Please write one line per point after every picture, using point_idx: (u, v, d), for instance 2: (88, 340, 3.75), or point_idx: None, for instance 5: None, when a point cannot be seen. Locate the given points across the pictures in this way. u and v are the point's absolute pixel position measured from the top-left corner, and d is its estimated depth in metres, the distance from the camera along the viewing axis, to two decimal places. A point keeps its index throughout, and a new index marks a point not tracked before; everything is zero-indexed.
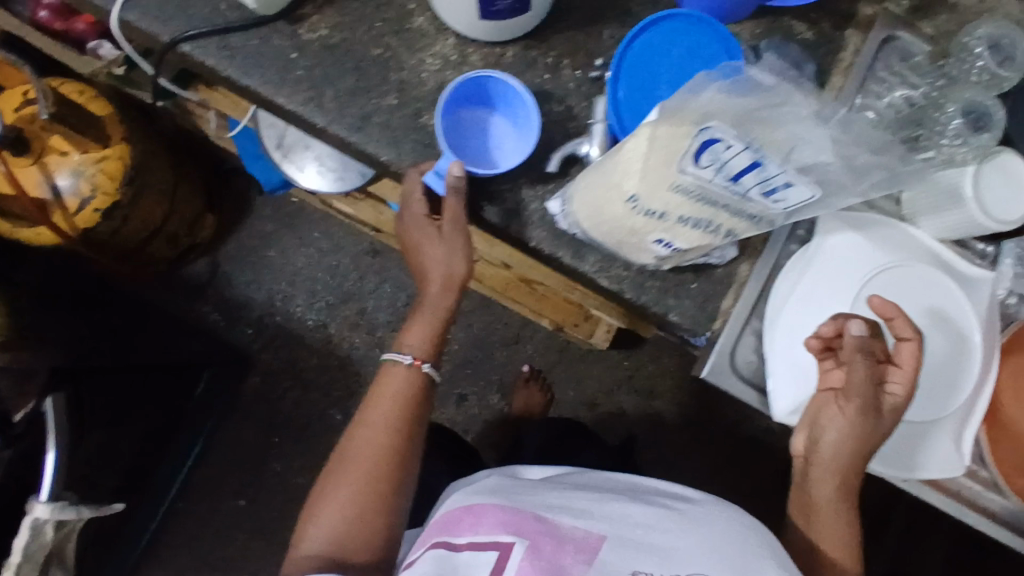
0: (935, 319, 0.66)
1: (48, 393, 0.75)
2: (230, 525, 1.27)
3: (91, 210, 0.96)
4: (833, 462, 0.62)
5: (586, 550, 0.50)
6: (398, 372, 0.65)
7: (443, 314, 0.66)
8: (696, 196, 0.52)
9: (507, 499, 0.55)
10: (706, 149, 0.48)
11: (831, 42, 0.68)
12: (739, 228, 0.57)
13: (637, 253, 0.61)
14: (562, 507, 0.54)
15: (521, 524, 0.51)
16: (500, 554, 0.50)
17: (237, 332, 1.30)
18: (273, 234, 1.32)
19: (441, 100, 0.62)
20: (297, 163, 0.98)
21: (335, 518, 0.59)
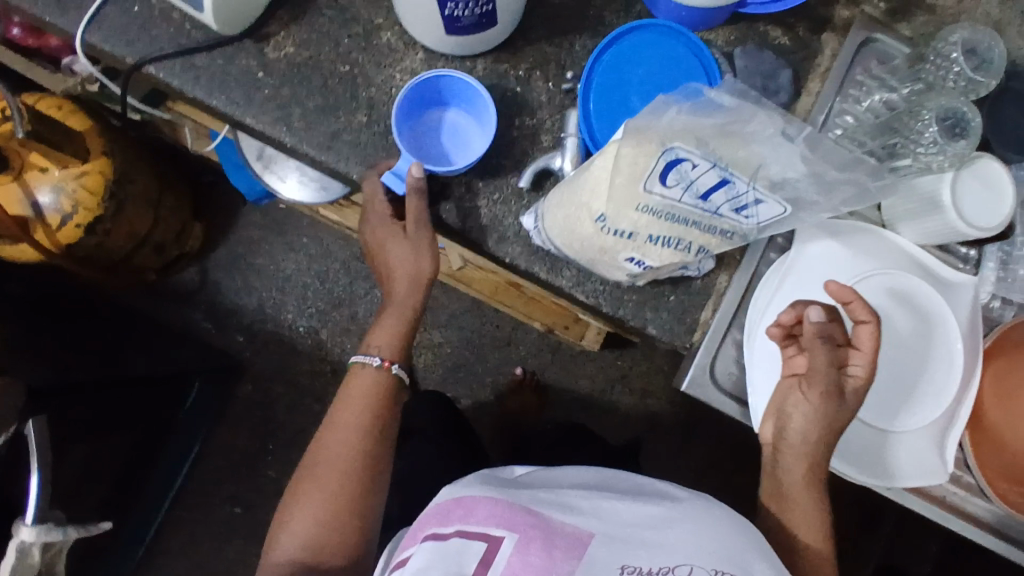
0: (911, 325, 0.66)
1: (31, 415, 0.73)
2: (227, 532, 1.27)
3: (73, 226, 0.96)
4: (802, 449, 0.61)
5: (576, 547, 0.47)
6: (366, 376, 0.65)
7: (410, 314, 0.65)
8: (667, 215, 0.53)
9: (497, 492, 0.52)
10: (672, 168, 0.52)
11: (807, 47, 0.70)
12: (714, 245, 0.57)
13: (609, 271, 0.59)
14: (553, 501, 0.51)
15: (512, 518, 0.49)
16: (489, 546, 0.47)
17: (229, 339, 1.30)
18: (261, 241, 1.31)
19: (396, 104, 0.62)
20: (279, 173, 0.97)
21: (306, 526, 0.61)
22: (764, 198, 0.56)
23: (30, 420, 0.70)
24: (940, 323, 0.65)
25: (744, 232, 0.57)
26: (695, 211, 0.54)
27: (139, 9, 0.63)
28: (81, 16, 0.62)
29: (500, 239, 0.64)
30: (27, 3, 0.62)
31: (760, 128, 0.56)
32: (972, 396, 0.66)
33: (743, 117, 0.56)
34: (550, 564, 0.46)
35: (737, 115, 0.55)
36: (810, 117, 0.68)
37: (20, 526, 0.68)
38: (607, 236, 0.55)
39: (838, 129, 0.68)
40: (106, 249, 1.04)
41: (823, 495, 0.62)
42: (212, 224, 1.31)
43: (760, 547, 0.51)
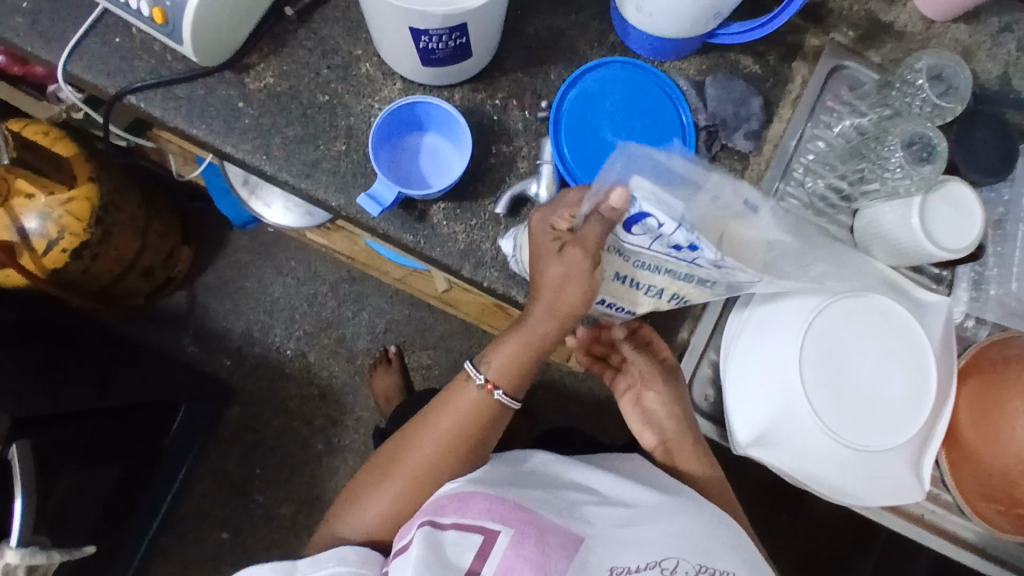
0: (880, 345, 0.66)
1: (12, 440, 0.74)
2: (213, 558, 1.26)
3: (60, 250, 0.97)
4: (674, 431, 0.69)
5: (567, 546, 0.53)
6: (470, 390, 0.65)
7: (538, 342, 0.61)
8: (654, 267, 0.56)
9: (494, 489, 0.59)
10: (637, 222, 0.53)
11: (778, 74, 0.71)
12: (692, 293, 0.59)
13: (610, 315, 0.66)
14: (548, 504, 0.58)
15: (506, 513, 0.55)
16: (485, 538, 0.54)
17: (217, 362, 1.30)
18: (250, 264, 1.33)
19: (371, 133, 0.63)
20: (264, 200, 0.98)
21: (372, 507, 0.65)
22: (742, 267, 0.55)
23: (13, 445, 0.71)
24: (912, 342, 0.66)
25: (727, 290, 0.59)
26: (669, 261, 0.55)
27: (120, 40, 0.64)
28: (63, 47, 0.64)
29: (476, 265, 0.64)
30: (10, 35, 0.64)
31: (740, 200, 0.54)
32: (948, 418, 0.67)
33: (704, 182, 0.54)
34: (543, 559, 0.52)
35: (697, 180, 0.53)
36: (782, 142, 0.70)
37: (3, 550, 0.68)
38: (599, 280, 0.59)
39: (810, 154, 0.71)
40: (93, 275, 1.05)
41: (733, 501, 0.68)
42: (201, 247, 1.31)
43: (741, 543, 0.57)
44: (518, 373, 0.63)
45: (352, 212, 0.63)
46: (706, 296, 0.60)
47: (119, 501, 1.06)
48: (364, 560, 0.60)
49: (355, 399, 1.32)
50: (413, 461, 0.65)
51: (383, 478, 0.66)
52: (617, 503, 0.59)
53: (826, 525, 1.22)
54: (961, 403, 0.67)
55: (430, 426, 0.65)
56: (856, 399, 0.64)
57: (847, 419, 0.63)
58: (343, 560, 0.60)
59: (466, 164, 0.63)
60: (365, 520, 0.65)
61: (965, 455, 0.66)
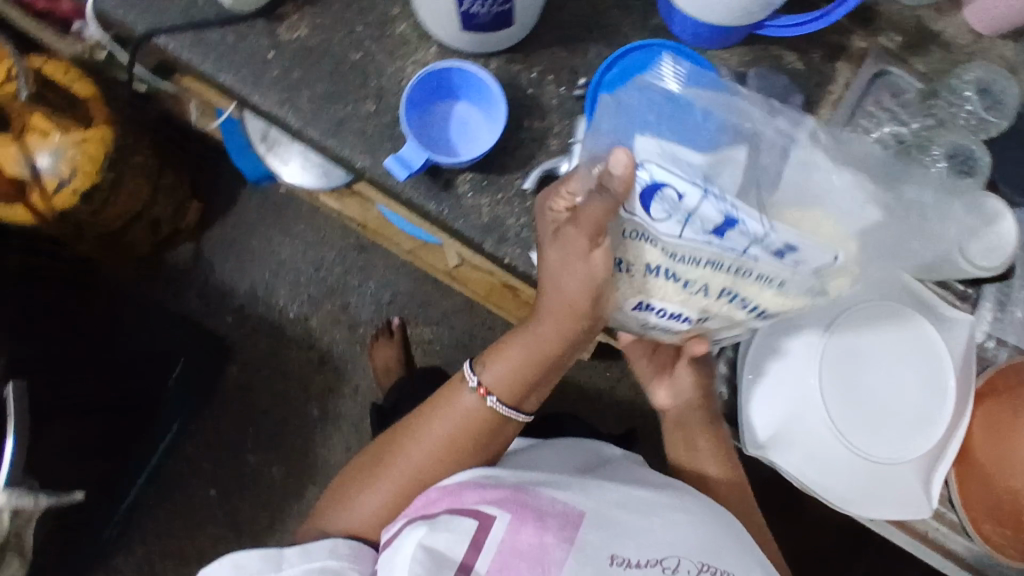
0: (898, 355, 0.66)
1: (9, 378, 0.73)
2: (200, 514, 1.26)
3: (70, 191, 0.95)
4: (691, 416, 0.68)
5: (566, 528, 0.53)
6: (468, 399, 0.64)
7: (545, 355, 0.61)
8: (704, 260, 0.53)
9: (494, 478, 0.59)
10: (655, 197, 0.51)
11: (822, 74, 0.69)
12: (749, 290, 0.55)
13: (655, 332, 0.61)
14: (550, 487, 0.57)
15: (502, 500, 0.55)
16: (481, 524, 0.53)
17: (218, 319, 1.29)
18: (260, 223, 1.31)
19: (403, 96, 0.61)
20: (282, 157, 0.96)
21: (361, 506, 0.65)
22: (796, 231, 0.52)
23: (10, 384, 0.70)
24: (932, 353, 0.65)
25: (797, 284, 0.55)
26: (708, 247, 0.52)
27: None
28: None
29: (499, 240, 0.62)
30: None
31: (755, 155, 0.55)
32: (961, 437, 0.66)
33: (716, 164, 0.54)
34: (541, 547, 0.51)
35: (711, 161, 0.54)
36: None
37: None
38: (630, 273, 0.55)
39: None
40: (102, 221, 1.03)
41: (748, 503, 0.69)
42: (210, 202, 1.30)
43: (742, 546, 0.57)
44: (521, 387, 0.63)
45: (376, 174, 0.62)
46: (765, 294, 0.55)
47: (111, 452, 1.05)
48: (353, 555, 0.62)
49: (354, 367, 1.31)
50: (407, 465, 0.65)
51: (375, 478, 0.65)
52: (620, 490, 0.58)
53: (816, 534, 1.22)
54: (977, 421, 0.66)
55: (425, 434, 0.65)
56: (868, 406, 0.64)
57: (859, 428, 0.64)
58: (335, 553, 0.61)
59: (497, 136, 0.61)
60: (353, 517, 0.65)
61: (975, 475, 0.65)
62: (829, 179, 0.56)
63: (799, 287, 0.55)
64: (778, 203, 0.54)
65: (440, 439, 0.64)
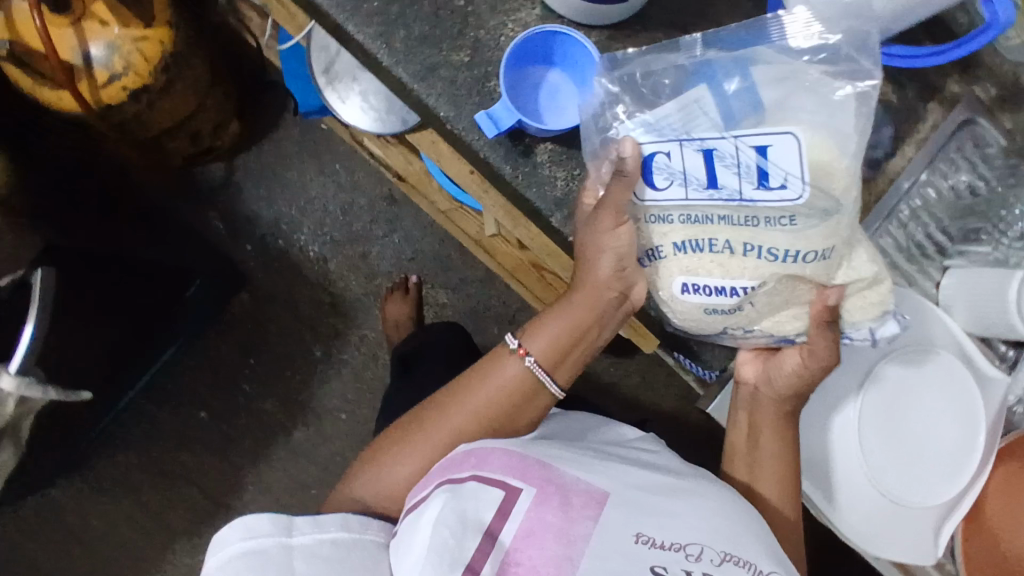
0: (943, 399, 0.66)
1: (41, 265, 0.71)
2: (188, 433, 1.26)
3: (120, 86, 0.91)
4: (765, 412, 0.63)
5: (591, 504, 0.50)
6: (511, 363, 0.62)
7: (586, 324, 0.61)
8: (714, 215, 0.53)
9: (514, 445, 0.56)
10: (653, 169, 0.54)
11: (912, 111, 0.67)
12: (767, 241, 0.52)
13: (784, 325, 0.58)
14: (569, 459, 0.55)
15: (527, 470, 0.52)
16: (506, 495, 0.50)
17: (238, 246, 1.28)
18: (295, 156, 1.29)
19: (506, 53, 0.59)
20: (340, 93, 0.95)
21: (394, 476, 0.62)
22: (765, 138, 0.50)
23: (41, 270, 0.69)
24: (969, 400, 0.66)
25: (806, 211, 0.50)
26: (712, 203, 0.52)
27: None
28: None
29: (568, 217, 0.61)
30: None
31: (716, 77, 0.53)
32: (976, 492, 0.66)
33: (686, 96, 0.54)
34: (566, 521, 0.49)
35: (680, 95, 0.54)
36: (898, 181, 0.68)
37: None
38: (673, 257, 0.55)
39: (919, 200, 0.69)
40: (144, 123, 1.01)
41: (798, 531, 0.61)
42: (249, 127, 1.27)
43: (775, 543, 0.54)
44: (562, 355, 0.62)
45: (458, 127, 0.60)
46: (796, 235, 0.51)
47: (112, 361, 1.05)
48: (366, 528, 0.56)
49: (363, 317, 1.30)
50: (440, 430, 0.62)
51: (407, 446, 0.63)
52: (638, 471, 0.56)
53: None
54: (993, 483, 0.67)
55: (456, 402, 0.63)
56: (900, 445, 0.66)
57: (891, 468, 0.65)
58: (347, 527, 0.55)
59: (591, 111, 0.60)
60: (385, 488, 0.62)
61: (983, 533, 0.65)
62: (771, 83, 0.52)
63: (813, 206, 0.50)
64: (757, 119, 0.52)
65: (476, 403, 0.62)
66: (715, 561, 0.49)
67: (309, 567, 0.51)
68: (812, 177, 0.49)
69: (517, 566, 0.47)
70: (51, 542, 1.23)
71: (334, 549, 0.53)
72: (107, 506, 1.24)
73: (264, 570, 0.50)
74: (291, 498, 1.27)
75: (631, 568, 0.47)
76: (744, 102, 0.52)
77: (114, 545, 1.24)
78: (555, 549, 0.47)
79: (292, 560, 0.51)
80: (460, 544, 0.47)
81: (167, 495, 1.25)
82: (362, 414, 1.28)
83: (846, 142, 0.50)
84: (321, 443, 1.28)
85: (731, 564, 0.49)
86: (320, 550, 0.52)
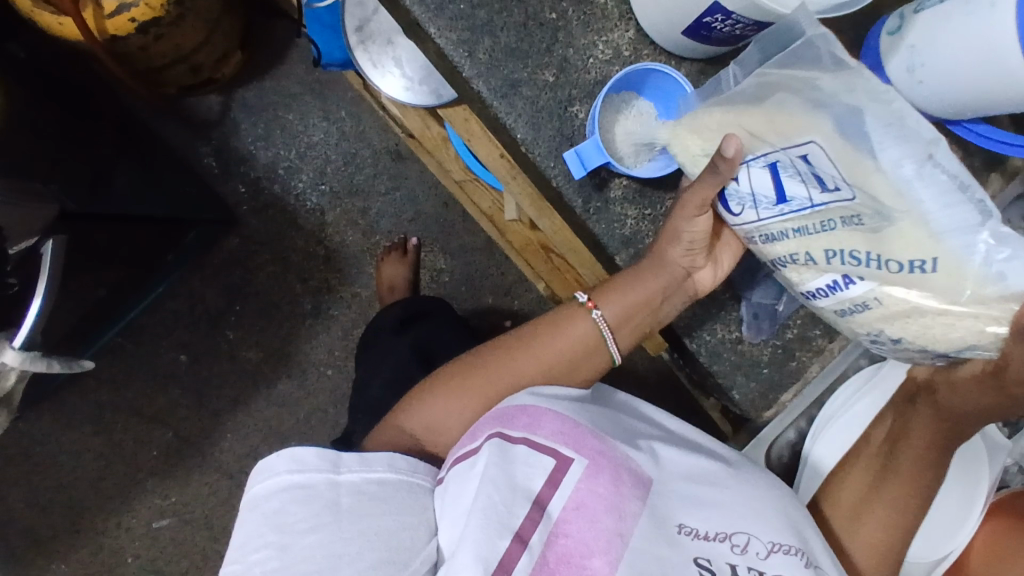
0: (963, 484, 0.72)
1: (51, 233, 0.67)
2: (166, 375, 1.22)
3: (128, 19, 0.82)
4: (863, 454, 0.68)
5: (640, 486, 0.52)
6: (581, 319, 0.64)
7: (653, 297, 0.63)
8: (802, 223, 0.51)
9: (567, 409, 0.56)
10: (729, 196, 0.56)
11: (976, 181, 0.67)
12: (846, 245, 0.50)
13: (938, 336, 0.51)
14: (618, 435, 0.56)
15: (580, 441, 0.52)
16: (557, 465, 0.51)
17: (230, 186, 1.21)
18: (298, 96, 1.21)
19: (601, 94, 0.61)
20: (374, 60, 0.89)
21: (446, 414, 0.63)
22: (800, 149, 0.48)
23: (50, 240, 0.65)
24: (976, 471, 0.72)
25: (869, 210, 0.47)
26: (785, 218, 0.52)
27: None
28: None
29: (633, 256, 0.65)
30: None
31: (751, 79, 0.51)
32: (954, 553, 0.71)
33: (733, 105, 0.52)
34: (617, 496, 0.50)
35: (728, 101, 0.53)
36: None
37: (4, 347, 0.63)
38: (777, 269, 0.58)
39: None
40: (147, 55, 0.92)
41: (880, 556, 0.64)
42: (250, 61, 1.19)
43: (799, 523, 0.57)
44: (628, 317, 0.64)
45: (533, 149, 0.62)
46: (879, 229, 0.47)
47: (95, 303, 0.99)
48: (414, 470, 0.57)
49: (358, 274, 1.26)
50: (502, 374, 0.63)
51: (465, 385, 0.63)
52: (681, 456, 0.57)
53: None
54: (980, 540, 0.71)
55: (522, 349, 0.64)
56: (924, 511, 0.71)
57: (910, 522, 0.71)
58: (394, 466, 0.56)
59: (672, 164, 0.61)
60: (436, 424, 0.63)
61: None
62: (788, 90, 0.49)
63: (874, 203, 0.46)
64: (784, 118, 0.49)
65: (543, 352, 0.63)
66: (761, 553, 0.52)
67: (357, 502, 0.53)
68: (847, 173, 0.46)
69: (566, 537, 0.47)
70: (14, 473, 1.20)
71: (381, 489, 0.54)
72: (73, 442, 1.21)
73: (312, 503, 0.52)
74: (268, 448, 1.24)
75: (676, 553, 0.49)
76: (784, 108, 0.49)
77: (79, 481, 1.21)
78: (606, 524, 0.48)
79: (341, 496, 0.53)
80: (509, 510, 0.47)
81: (139, 435, 1.23)
82: (348, 372, 1.26)
83: (879, 135, 0.45)
84: (303, 397, 1.25)
85: (777, 556, 0.52)
86: (367, 488, 0.54)
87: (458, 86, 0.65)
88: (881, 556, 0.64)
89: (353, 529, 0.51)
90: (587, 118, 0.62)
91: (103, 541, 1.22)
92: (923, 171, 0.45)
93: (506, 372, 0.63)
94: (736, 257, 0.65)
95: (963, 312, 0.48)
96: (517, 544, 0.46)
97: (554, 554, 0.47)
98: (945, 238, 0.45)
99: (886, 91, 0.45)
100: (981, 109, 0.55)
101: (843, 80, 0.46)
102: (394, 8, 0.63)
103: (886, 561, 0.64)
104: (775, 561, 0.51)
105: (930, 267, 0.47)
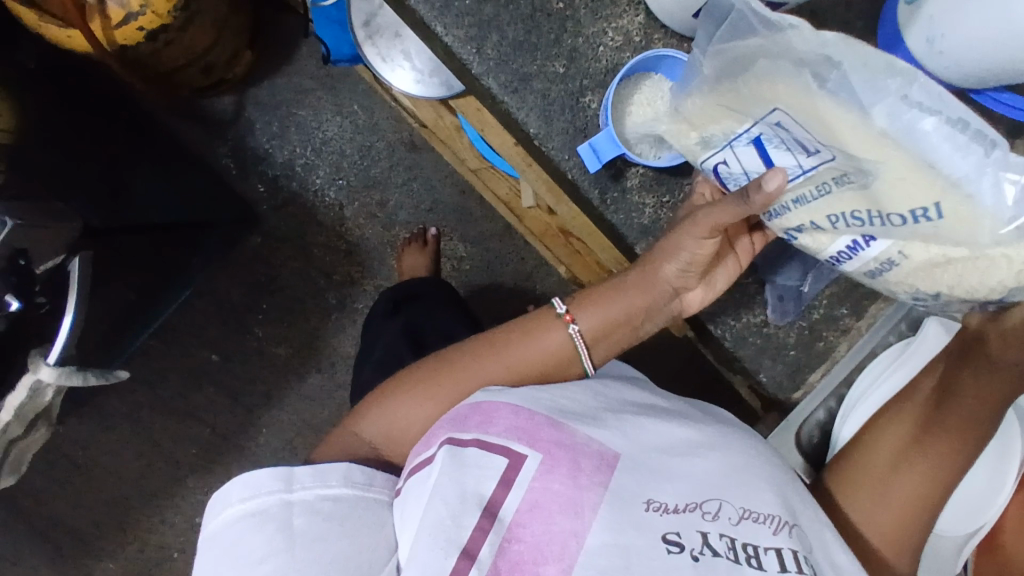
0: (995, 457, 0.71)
1: (77, 250, 0.69)
2: (199, 375, 1.25)
3: (136, 27, 0.83)
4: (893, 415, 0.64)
5: (602, 469, 0.48)
6: (556, 329, 0.62)
7: (637, 313, 0.62)
8: (801, 189, 0.50)
9: (522, 400, 0.53)
10: (721, 175, 0.56)
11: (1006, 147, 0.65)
12: (846, 207, 0.48)
13: (975, 283, 0.48)
14: (581, 415, 0.53)
15: (534, 433, 0.50)
16: (510, 464, 0.48)
17: (249, 185, 1.23)
18: (311, 91, 1.21)
19: (613, 83, 0.60)
20: (383, 54, 0.89)
21: (410, 419, 0.62)
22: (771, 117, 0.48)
23: (77, 258, 0.67)
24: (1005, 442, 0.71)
25: (851, 167, 0.46)
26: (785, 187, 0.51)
27: None
28: None
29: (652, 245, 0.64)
30: None
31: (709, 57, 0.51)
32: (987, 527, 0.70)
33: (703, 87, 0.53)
34: (575, 489, 0.47)
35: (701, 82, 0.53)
36: None
37: (41, 365, 0.66)
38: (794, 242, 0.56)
39: None
40: (158, 61, 0.93)
41: (917, 522, 0.61)
42: (261, 58, 1.19)
43: (787, 489, 0.53)
44: (608, 331, 0.62)
45: (547, 142, 0.62)
46: (874, 189, 0.46)
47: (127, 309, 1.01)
48: (370, 483, 0.56)
49: (379, 267, 1.26)
50: (464, 380, 0.62)
51: (431, 387, 0.63)
52: (655, 427, 0.54)
53: None
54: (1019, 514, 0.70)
55: (487, 352, 0.63)
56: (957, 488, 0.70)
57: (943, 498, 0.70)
58: (350, 481, 0.56)
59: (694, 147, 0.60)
60: (394, 432, 0.62)
61: None
62: (744, 62, 0.49)
63: (853, 161, 0.45)
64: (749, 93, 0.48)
65: (512, 358, 0.62)
66: (732, 519, 0.48)
67: (310, 523, 0.52)
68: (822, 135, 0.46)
69: (519, 542, 0.45)
70: (59, 476, 1.24)
71: (336, 506, 0.54)
72: (114, 443, 1.24)
73: (266, 527, 0.52)
74: (302, 442, 1.26)
75: (641, 536, 0.45)
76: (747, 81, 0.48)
77: (124, 480, 1.25)
78: (562, 525, 0.45)
79: (294, 517, 0.52)
80: (456, 525, 0.45)
81: (177, 434, 1.26)
82: None
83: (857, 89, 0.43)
84: (334, 389, 1.26)
85: (749, 523, 0.48)
86: (322, 506, 0.53)
87: (467, 82, 0.65)
88: (913, 523, 0.61)
89: (305, 557, 0.50)
90: (599, 114, 0.61)
91: (149, 537, 1.26)
92: (904, 116, 0.43)
93: (471, 377, 0.62)
94: (729, 280, 0.64)
95: (991, 253, 0.45)
96: (464, 560, 0.44)
97: (506, 562, 0.45)
98: (944, 180, 0.43)
99: (839, 43, 0.44)
100: (1007, 77, 0.53)
101: (780, 44, 0.46)
102: (403, 9, 0.63)
103: (915, 528, 0.61)
104: (748, 528, 0.48)
105: (935, 215, 0.44)
